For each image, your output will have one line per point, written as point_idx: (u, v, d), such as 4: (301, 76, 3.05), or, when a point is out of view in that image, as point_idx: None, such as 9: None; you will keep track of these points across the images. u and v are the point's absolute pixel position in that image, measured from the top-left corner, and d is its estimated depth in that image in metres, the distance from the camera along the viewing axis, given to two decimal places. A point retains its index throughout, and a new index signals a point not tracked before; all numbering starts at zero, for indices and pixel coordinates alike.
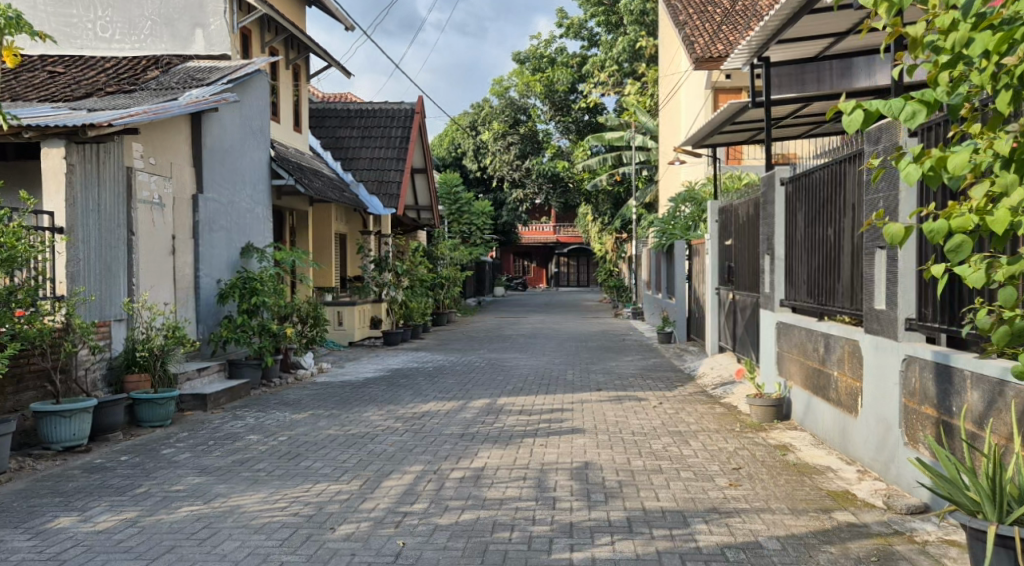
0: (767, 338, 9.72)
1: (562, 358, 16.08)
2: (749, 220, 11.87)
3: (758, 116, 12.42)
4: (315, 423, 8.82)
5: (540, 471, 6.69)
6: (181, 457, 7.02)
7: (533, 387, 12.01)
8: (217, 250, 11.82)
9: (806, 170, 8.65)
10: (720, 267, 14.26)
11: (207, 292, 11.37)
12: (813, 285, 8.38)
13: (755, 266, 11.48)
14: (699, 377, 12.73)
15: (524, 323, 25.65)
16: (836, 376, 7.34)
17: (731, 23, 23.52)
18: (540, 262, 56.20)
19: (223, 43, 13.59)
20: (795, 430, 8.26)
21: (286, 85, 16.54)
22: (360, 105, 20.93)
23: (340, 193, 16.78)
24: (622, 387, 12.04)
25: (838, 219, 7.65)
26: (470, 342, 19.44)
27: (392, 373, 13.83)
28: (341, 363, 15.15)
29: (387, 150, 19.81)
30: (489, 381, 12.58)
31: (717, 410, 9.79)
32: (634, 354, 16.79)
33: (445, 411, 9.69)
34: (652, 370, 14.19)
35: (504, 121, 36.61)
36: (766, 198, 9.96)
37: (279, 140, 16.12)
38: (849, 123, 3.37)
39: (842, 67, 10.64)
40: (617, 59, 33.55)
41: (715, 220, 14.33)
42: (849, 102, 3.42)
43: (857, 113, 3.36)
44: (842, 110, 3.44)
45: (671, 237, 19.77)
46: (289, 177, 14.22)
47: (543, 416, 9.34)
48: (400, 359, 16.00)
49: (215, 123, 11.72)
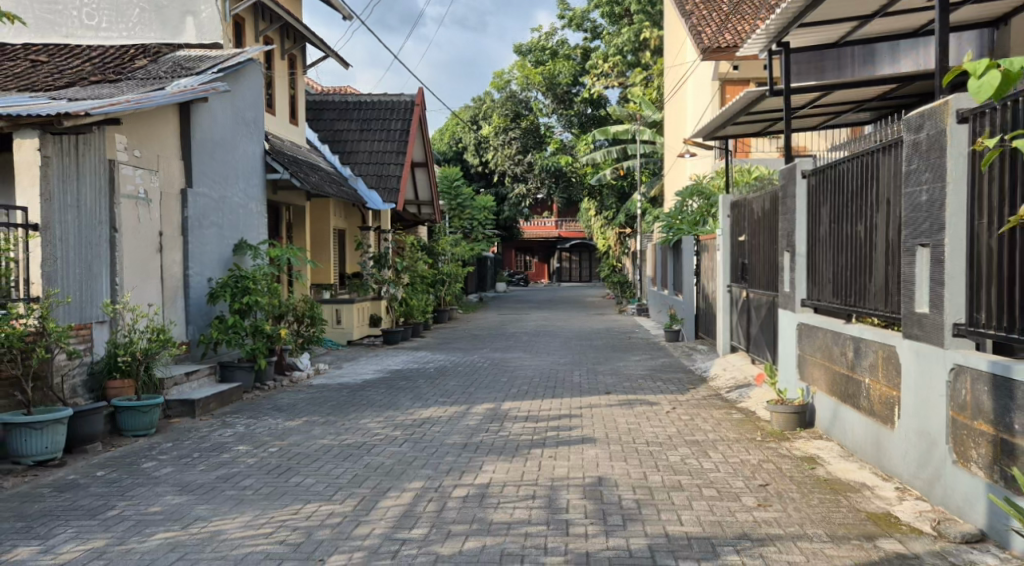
0: (787, 339, 9.21)
1: (568, 358, 15.56)
2: (765, 215, 11.35)
3: (774, 105, 11.89)
4: (309, 431, 8.30)
5: (550, 488, 6.17)
6: (162, 471, 6.50)
7: (538, 390, 11.51)
8: (208, 247, 11.30)
9: (834, 163, 8.13)
10: (732, 263, 13.74)
11: (197, 292, 10.83)
12: (840, 285, 7.88)
13: (773, 262, 10.97)
14: (711, 379, 12.21)
15: (527, 320, 25.14)
16: (868, 384, 6.84)
17: (739, 13, 23.03)
18: (542, 258, 55.73)
19: (214, 31, 13.04)
20: (821, 439, 7.76)
21: (281, 75, 16.00)
22: (358, 98, 20.39)
23: (338, 187, 16.26)
24: (631, 390, 11.53)
25: (869, 214, 7.13)
26: (472, 341, 18.90)
27: (392, 375, 13.31)
28: (339, 364, 14.62)
29: (387, 144, 19.29)
30: (493, 384, 12.07)
31: (735, 416, 9.27)
32: (642, 354, 16.26)
33: (446, 418, 9.17)
34: (661, 370, 13.68)
35: (505, 115, 36.14)
36: (787, 192, 9.45)
37: (275, 132, 15.59)
38: (982, 86, 3.50)
39: (862, 54, 10.42)
40: (620, 51, 33.07)
41: (727, 215, 13.82)
42: (982, 63, 3.57)
43: (992, 79, 3.48)
44: (975, 71, 3.58)
45: (678, 232, 19.26)
46: (284, 171, 13.70)
47: (551, 424, 8.83)
48: (400, 359, 15.49)
49: (205, 114, 11.19)
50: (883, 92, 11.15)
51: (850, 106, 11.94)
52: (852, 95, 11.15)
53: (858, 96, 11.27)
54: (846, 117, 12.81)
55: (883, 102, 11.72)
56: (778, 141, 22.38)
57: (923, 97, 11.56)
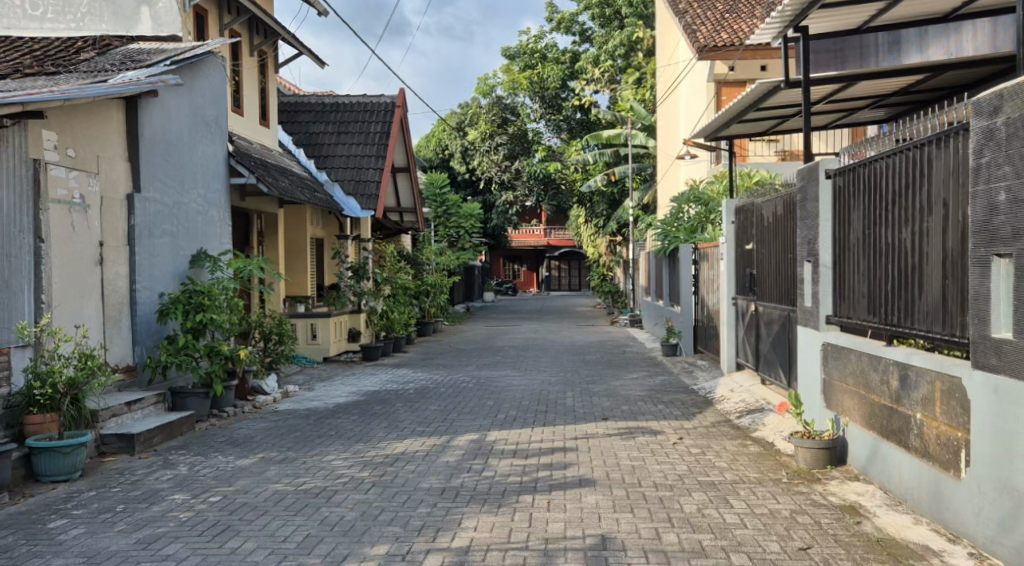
0: (809, 363, 8.18)
1: (559, 376, 14.43)
2: (778, 221, 10.31)
3: (785, 100, 10.84)
4: (262, 473, 7.14)
5: (542, 554, 5.08)
6: (71, 534, 5.36)
7: (528, 416, 10.40)
8: (160, 258, 10.12)
9: (869, 160, 7.10)
10: (737, 274, 12.68)
11: (146, 309, 9.61)
12: (879, 301, 6.82)
13: (787, 273, 9.92)
14: (719, 401, 11.13)
15: (514, 332, 24.03)
16: (919, 420, 5.81)
17: (735, 12, 22.14)
18: (531, 266, 54.72)
19: (172, 23, 11.94)
20: (858, 481, 6.72)
21: (249, 73, 14.88)
22: (336, 99, 19.24)
23: (311, 193, 15.16)
24: (630, 416, 10.43)
25: (919, 217, 6.12)
26: (456, 357, 17.75)
27: (368, 397, 12.16)
28: (311, 384, 13.47)
29: (366, 147, 18.17)
30: (478, 409, 10.95)
31: (752, 449, 8.18)
32: (639, 371, 15.15)
33: (423, 453, 8.04)
34: (662, 391, 12.59)
35: (491, 120, 35.04)
36: (808, 194, 8.42)
37: (242, 133, 14.45)
38: None
39: (888, 41, 9.39)
40: (611, 55, 32.21)
41: (731, 222, 12.77)
42: None
43: None
44: None
45: (675, 240, 18.21)
46: (250, 175, 12.56)
47: (542, 462, 7.72)
48: (378, 378, 14.34)
49: (156, 110, 10.06)
50: (906, 84, 10.17)
51: (868, 101, 10.97)
52: (874, 87, 10.16)
53: (880, 88, 10.29)
54: (863, 113, 11.80)
55: (905, 95, 10.75)
56: (778, 144, 21.42)
57: (949, 90, 10.60)
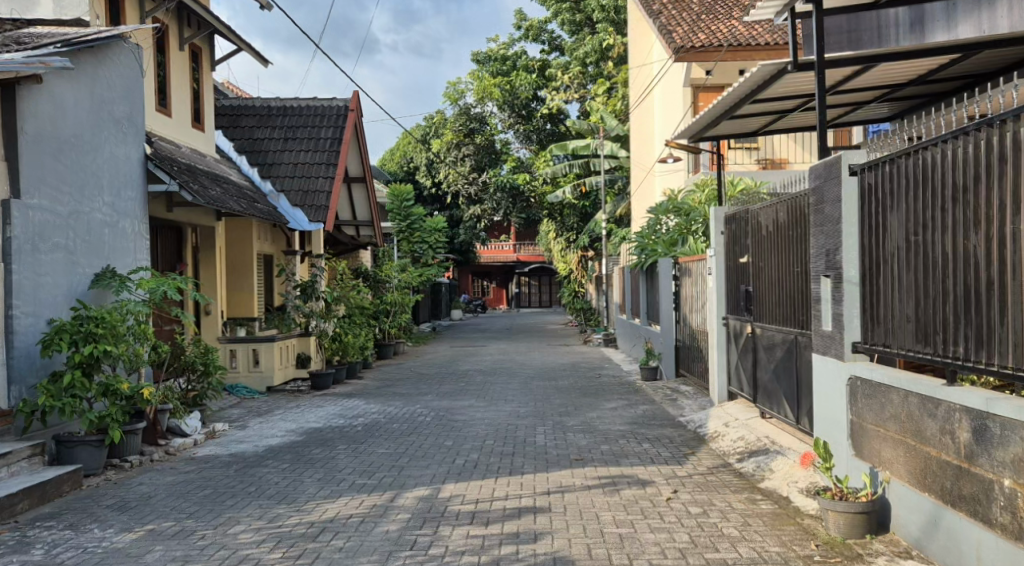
0: (832, 401, 6.73)
1: (528, 406, 12.92)
2: (783, 229, 8.86)
3: (787, 91, 9.41)
4: (143, 556, 5.55)
5: None
6: None
7: (493, 460, 8.87)
8: (51, 276, 8.47)
9: (913, 149, 5.65)
10: (727, 291, 11.26)
11: (25, 339, 7.96)
12: (933, 326, 5.42)
13: (796, 290, 8.47)
14: (712, 439, 9.66)
15: (481, 354, 22.45)
16: (1011, 488, 4.52)
17: (713, 12, 20.90)
18: (500, 282, 53.24)
19: (78, 6, 10.31)
20: (912, 559, 5.30)
21: (176, 69, 13.26)
22: (283, 102, 17.64)
23: (250, 203, 13.58)
24: (612, 458, 8.93)
25: (1015, 217, 4.71)
26: (416, 385, 16.16)
27: (309, 437, 10.55)
28: (246, 419, 11.84)
29: (315, 154, 16.61)
30: (435, 451, 9.40)
31: (765, 507, 6.71)
32: (617, 399, 13.68)
33: (359, 520, 6.49)
34: (645, 424, 11.10)
35: (458, 130, 33.64)
36: (825, 195, 6.99)
37: (169, 136, 12.83)
38: None
39: (911, 17, 7.88)
40: (582, 62, 31.08)
41: (721, 232, 11.34)
42: None
43: None
44: None
45: (653, 254, 16.83)
46: (171, 182, 10.91)
47: (506, 530, 6.19)
48: (324, 412, 12.72)
49: (45, 99, 8.45)
50: (927, 69, 8.79)
51: (878, 92, 9.59)
52: (888, 73, 8.76)
53: (896, 74, 8.89)
54: (867, 108, 10.44)
55: (918, 85, 9.40)
56: (758, 153, 20.14)
57: (973, 78, 9.25)
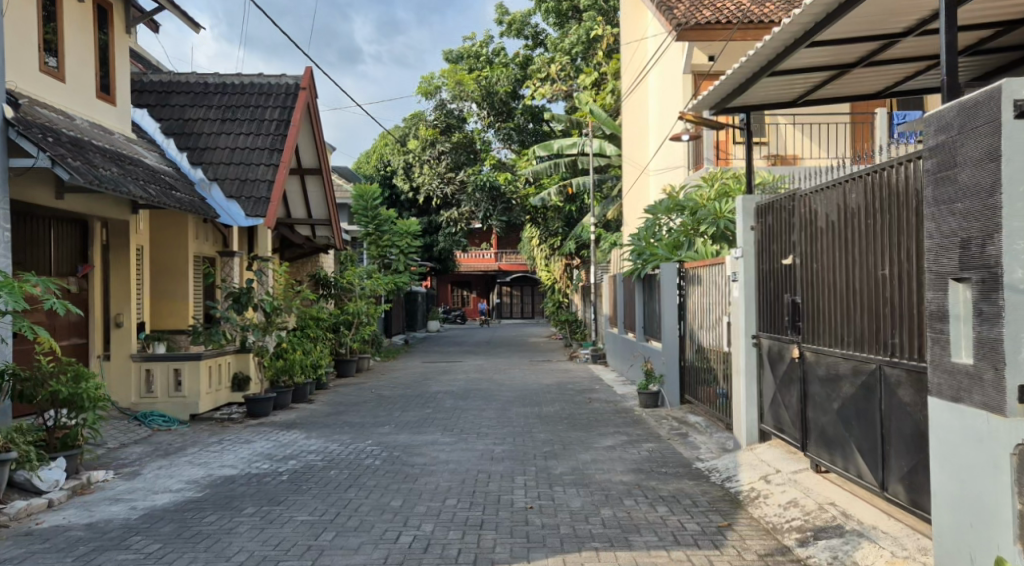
0: (978, 475, 4.59)
1: (507, 445, 10.32)
2: (856, 217, 6.41)
3: (857, 28, 6.95)
4: None
5: None
6: None
7: (454, 537, 6.34)
8: None
9: None
10: (758, 302, 8.82)
11: None
12: None
13: (881, 300, 6.02)
14: (752, 502, 7.20)
15: (455, 371, 19.80)
16: None
17: None
18: (481, 293, 50.61)
19: None
20: None
21: (69, 24, 10.70)
22: (222, 78, 15.09)
23: (169, 193, 11.11)
24: (622, 531, 6.46)
25: None
26: (373, 411, 13.57)
27: (215, 491, 7.98)
28: (145, 463, 9.23)
29: (257, 137, 14.09)
30: (374, 518, 6.88)
31: None
32: (617, 434, 11.11)
33: None
34: (657, 473, 8.58)
35: (433, 126, 30.88)
36: (966, 156, 4.69)
37: (57, 106, 10.29)
38: None
39: None
40: (568, 55, 28.61)
41: (750, 227, 8.91)
42: None
43: None
44: None
45: (653, 259, 14.38)
46: (40, 155, 8.31)
47: None
48: (250, 451, 10.10)
49: None
50: None
51: (971, 39, 7.17)
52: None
53: (1017, 5, 6.43)
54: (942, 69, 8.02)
55: None
56: (766, 148, 17.65)
57: None
